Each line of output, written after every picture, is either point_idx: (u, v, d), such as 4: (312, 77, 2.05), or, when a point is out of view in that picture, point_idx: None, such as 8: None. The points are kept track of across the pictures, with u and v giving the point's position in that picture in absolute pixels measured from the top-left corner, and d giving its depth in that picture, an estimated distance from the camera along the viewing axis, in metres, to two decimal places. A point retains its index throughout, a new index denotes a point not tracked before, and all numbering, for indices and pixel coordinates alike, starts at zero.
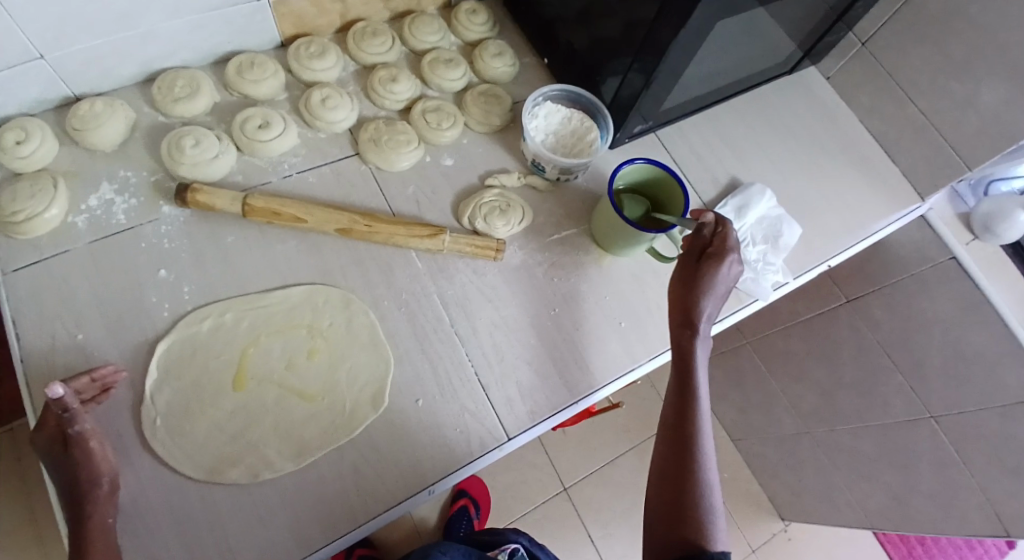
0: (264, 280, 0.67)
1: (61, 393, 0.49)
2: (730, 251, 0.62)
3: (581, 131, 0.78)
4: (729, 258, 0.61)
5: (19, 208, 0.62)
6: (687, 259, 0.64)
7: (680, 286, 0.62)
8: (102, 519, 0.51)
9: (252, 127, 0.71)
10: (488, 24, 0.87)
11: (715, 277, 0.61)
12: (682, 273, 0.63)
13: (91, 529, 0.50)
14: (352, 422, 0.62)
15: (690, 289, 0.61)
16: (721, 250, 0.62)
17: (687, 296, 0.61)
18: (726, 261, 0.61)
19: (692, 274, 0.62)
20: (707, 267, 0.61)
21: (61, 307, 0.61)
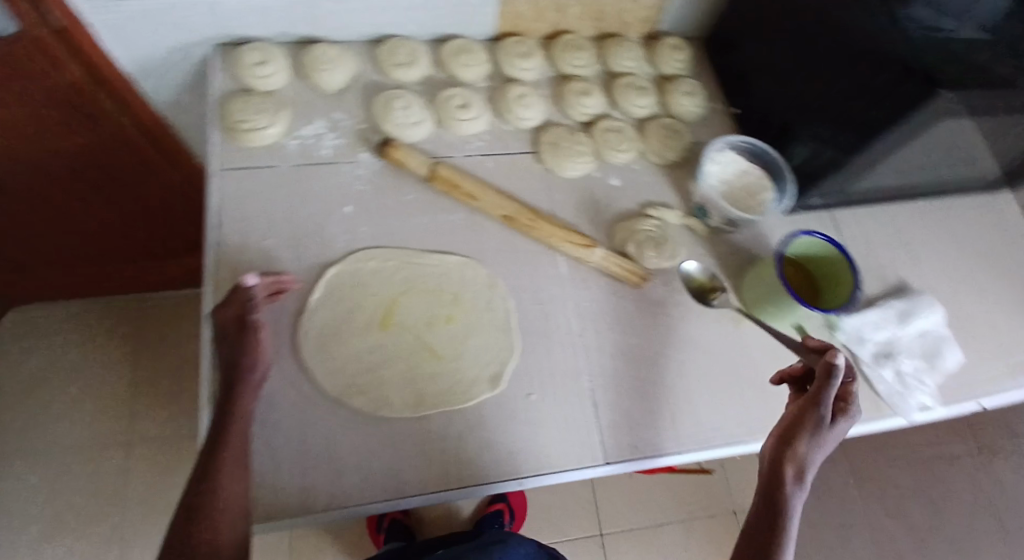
0: (426, 241, 0.72)
1: (252, 280, 0.60)
2: (857, 411, 0.55)
3: (755, 188, 0.77)
4: (854, 415, 0.55)
5: (247, 119, 0.71)
6: (812, 405, 0.53)
7: (804, 435, 0.52)
8: (248, 402, 0.56)
9: (452, 105, 0.77)
10: (686, 64, 0.89)
11: (840, 434, 0.54)
12: (808, 418, 0.52)
13: (240, 408, 0.55)
14: (467, 392, 0.65)
15: (819, 442, 0.52)
16: (850, 405, 0.55)
17: (815, 451, 0.51)
18: (852, 419, 0.54)
19: (819, 420, 0.52)
20: (835, 420, 0.53)
21: (257, 212, 0.69)
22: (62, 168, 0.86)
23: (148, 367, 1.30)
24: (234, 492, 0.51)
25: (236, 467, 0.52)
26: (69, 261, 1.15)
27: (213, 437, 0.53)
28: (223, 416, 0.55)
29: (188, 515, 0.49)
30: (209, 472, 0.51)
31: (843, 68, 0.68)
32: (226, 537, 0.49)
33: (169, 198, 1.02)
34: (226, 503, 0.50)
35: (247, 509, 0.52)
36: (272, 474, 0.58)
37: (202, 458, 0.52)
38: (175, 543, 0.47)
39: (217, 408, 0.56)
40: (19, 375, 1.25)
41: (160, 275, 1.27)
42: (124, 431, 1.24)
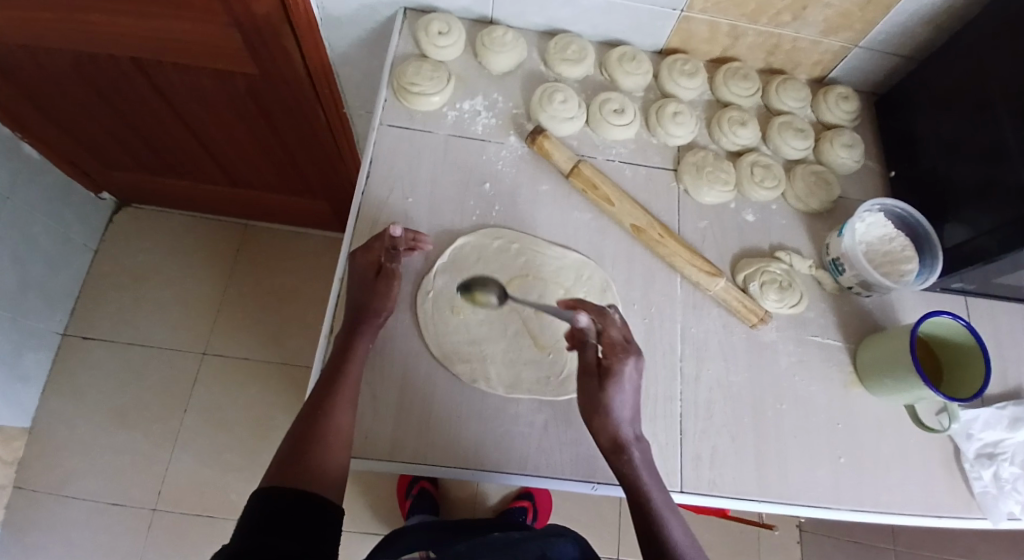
0: (552, 233, 0.74)
1: (399, 232, 0.64)
2: (623, 353, 0.59)
3: (897, 257, 0.74)
4: (625, 354, 0.59)
5: (417, 82, 0.74)
6: (586, 384, 0.59)
7: (586, 407, 0.59)
8: (368, 342, 0.60)
9: (608, 108, 0.78)
10: (852, 115, 0.85)
11: (620, 386, 0.58)
12: (587, 398, 0.59)
13: (359, 346, 0.59)
14: (561, 388, 0.66)
15: (598, 410, 0.58)
16: (609, 357, 0.59)
17: (602, 418, 0.58)
18: (623, 363, 0.59)
19: (593, 384, 0.59)
20: (603, 385, 0.58)
21: (405, 171, 0.73)
22: (228, 92, 0.94)
23: (239, 289, 1.41)
24: (345, 422, 0.55)
25: (349, 400, 0.56)
26: (206, 174, 1.26)
27: (333, 368, 0.58)
28: (345, 351, 0.59)
29: (305, 433, 0.53)
30: (328, 399, 0.55)
31: None
32: (336, 463, 0.53)
33: (306, 144, 1.09)
34: (338, 431, 0.54)
35: (352, 441, 0.56)
36: (371, 415, 0.62)
37: (321, 385, 0.57)
38: (293, 457, 0.51)
39: (340, 343, 0.60)
40: (139, 265, 1.40)
41: (274, 207, 1.36)
42: (205, 340, 1.36)
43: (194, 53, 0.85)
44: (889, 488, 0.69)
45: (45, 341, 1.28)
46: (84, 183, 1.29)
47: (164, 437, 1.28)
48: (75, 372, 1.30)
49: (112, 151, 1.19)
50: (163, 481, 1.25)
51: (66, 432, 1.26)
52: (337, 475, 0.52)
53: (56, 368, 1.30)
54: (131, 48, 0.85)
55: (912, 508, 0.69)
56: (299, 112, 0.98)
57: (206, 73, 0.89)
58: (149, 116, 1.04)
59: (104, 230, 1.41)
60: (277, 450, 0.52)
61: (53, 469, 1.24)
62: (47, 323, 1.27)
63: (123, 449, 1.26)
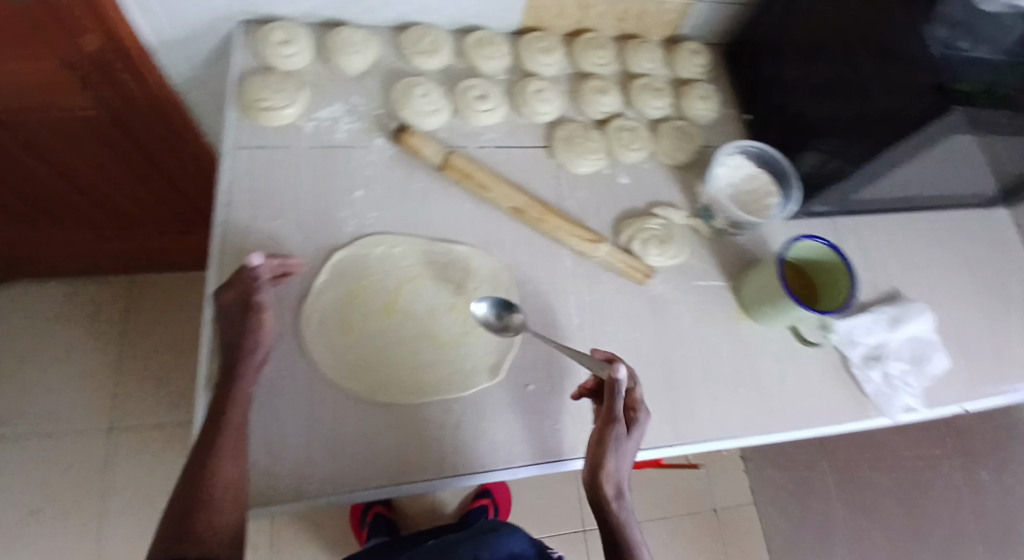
0: (435, 229, 0.73)
1: (259, 260, 0.60)
2: (644, 411, 0.60)
3: (759, 194, 0.79)
4: (645, 414, 0.61)
5: (266, 98, 0.72)
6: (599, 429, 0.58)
7: (587, 469, 0.57)
8: (248, 384, 0.57)
9: (471, 95, 0.78)
10: (704, 68, 0.90)
11: (634, 439, 0.59)
12: (598, 443, 0.57)
13: (238, 390, 0.56)
14: (467, 382, 0.66)
15: (612, 458, 0.56)
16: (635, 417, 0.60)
17: (612, 465, 0.56)
18: (641, 424, 0.60)
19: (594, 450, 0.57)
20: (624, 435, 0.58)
21: (270, 191, 0.70)
22: (69, 140, 0.86)
23: (139, 349, 1.31)
24: (233, 471, 0.52)
25: (235, 448, 0.53)
26: (74, 235, 1.15)
27: (214, 416, 0.55)
28: (223, 398, 0.56)
29: (187, 492, 0.49)
30: (210, 452, 0.52)
31: (859, 82, 0.69)
32: (228, 516, 0.49)
33: (175, 178, 1.03)
34: (226, 481, 0.51)
35: (244, 488, 0.53)
36: (269, 455, 0.59)
37: (203, 436, 0.53)
38: (176, 520, 0.46)
39: (217, 391, 0.57)
40: (20, 346, 1.27)
41: (158, 254, 1.27)
42: (110, 412, 1.26)
43: (16, 104, 0.77)
44: (789, 408, 0.74)
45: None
46: None
47: (87, 520, 1.18)
48: None
49: None
50: None
51: None
52: (235, 524, 0.49)
53: None
54: None
55: (812, 420, 0.75)
56: (155, 144, 0.92)
57: (38, 123, 0.81)
58: None
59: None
60: (161, 514, 0.47)
61: None
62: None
63: (44, 546, 1.15)
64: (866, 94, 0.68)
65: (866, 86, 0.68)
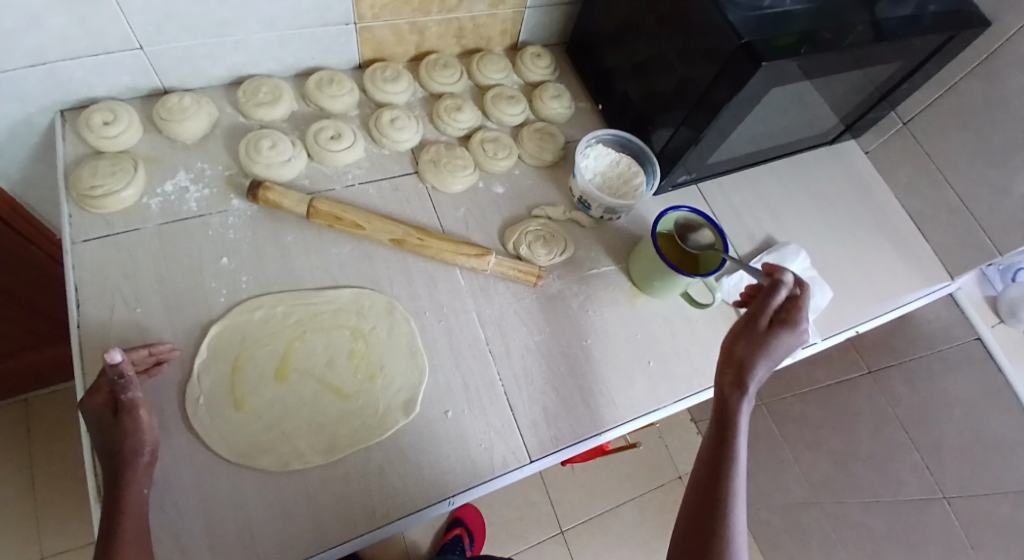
0: (316, 279, 0.70)
1: (118, 355, 0.53)
2: (801, 322, 0.62)
3: (626, 175, 0.82)
4: (800, 328, 0.62)
5: (98, 183, 0.67)
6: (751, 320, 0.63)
7: (727, 351, 0.63)
8: (139, 489, 0.53)
9: (324, 137, 0.76)
10: (549, 69, 0.92)
11: (786, 342, 0.61)
12: (746, 326, 0.63)
13: (129, 497, 0.52)
14: (383, 425, 0.64)
15: (760, 349, 0.61)
16: (793, 322, 0.62)
17: (754, 354, 0.61)
18: (796, 332, 0.61)
19: (754, 346, 0.62)
20: (777, 333, 0.61)
21: (124, 280, 0.64)
22: None
23: (49, 470, 1.14)
24: None
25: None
26: None
27: (105, 533, 0.50)
28: (112, 510, 0.51)
29: None
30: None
31: (686, 55, 0.74)
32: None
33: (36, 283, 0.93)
34: None
35: None
36: (180, 557, 0.54)
37: (95, 558, 0.49)
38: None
39: (107, 503, 0.52)
40: None
41: (36, 375, 1.14)
42: (32, 548, 1.08)
43: None
44: (700, 370, 0.77)
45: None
46: None
47: None
48: None
49: None
50: None
51: None
52: None
53: None
54: None
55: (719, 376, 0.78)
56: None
57: None
58: None
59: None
60: None
61: None
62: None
63: None
64: (693, 66, 0.73)
65: (692, 58, 0.72)
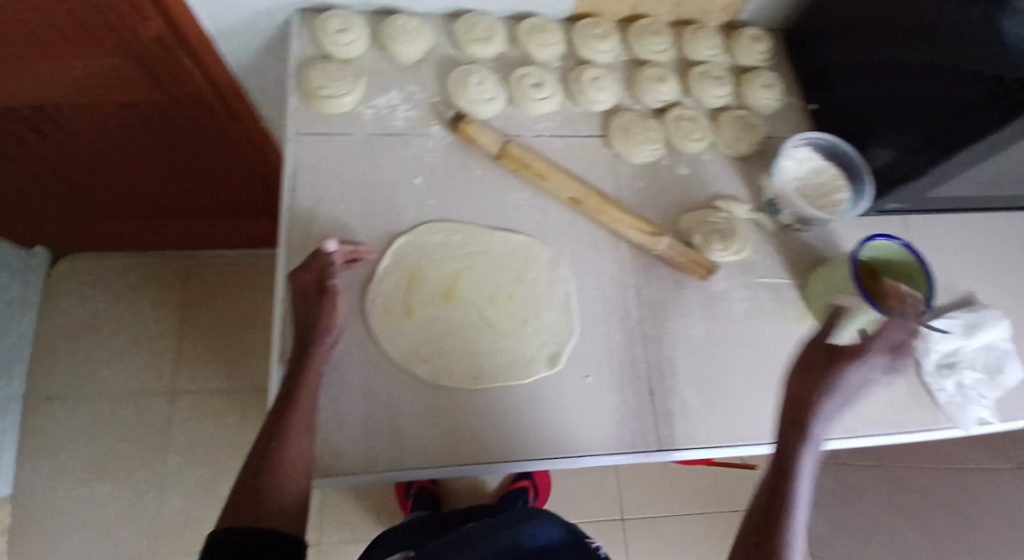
0: (492, 218, 0.72)
1: (333, 248, 0.63)
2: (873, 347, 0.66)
3: (828, 188, 0.76)
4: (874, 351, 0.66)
5: (325, 86, 0.72)
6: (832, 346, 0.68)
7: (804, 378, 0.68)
8: (321, 364, 0.59)
9: (527, 83, 0.76)
10: (767, 55, 0.86)
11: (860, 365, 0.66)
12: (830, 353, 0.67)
13: (313, 369, 0.58)
14: (526, 370, 0.66)
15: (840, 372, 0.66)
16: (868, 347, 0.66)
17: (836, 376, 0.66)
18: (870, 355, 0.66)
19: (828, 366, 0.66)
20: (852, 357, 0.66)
21: (331, 178, 0.70)
22: (133, 121, 0.90)
23: (198, 320, 1.32)
24: (300, 452, 0.54)
25: (304, 428, 0.55)
26: (134, 213, 1.19)
27: (287, 393, 0.57)
28: (296, 375, 0.58)
29: (258, 467, 0.53)
30: (283, 424, 0.55)
31: (936, 75, 0.64)
32: (295, 492, 0.53)
33: (229, 158, 1.05)
34: (294, 461, 0.54)
35: (311, 467, 0.56)
36: (337, 431, 0.60)
37: (275, 412, 0.56)
38: (250, 490, 0.51)
39: (291, 367, 0.59)
40: (82, 315, 1.29)
41: (208, 235, 1.31)
42: (168, 379, 1.27)
43: (88, 87, 0.80)
44: (852, 410, 0.72)
45: (8, 406, 1.18)
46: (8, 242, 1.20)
47: (146, 484, 1.19)
48: (25, 440, 1.19)
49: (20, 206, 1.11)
50: (153, 527, 1.17)
51: (30, 505, 1.15)
52: (295, 504, 0.53)
53: (21, 422, 1.20)
54: (17, 92, 0.79)
55: (876, 425, 0.73)
56: (211, 126, 0.95)
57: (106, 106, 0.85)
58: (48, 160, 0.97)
59: (43, 286, 1.30)
60: (235, 482, 0.52)
61: (18, 547, 1.13)
62: (5, 389, 1.17)
63: (103, 506, 1.17)
64: (943, 88, 0.64)
65: (943, 80, 0.63)
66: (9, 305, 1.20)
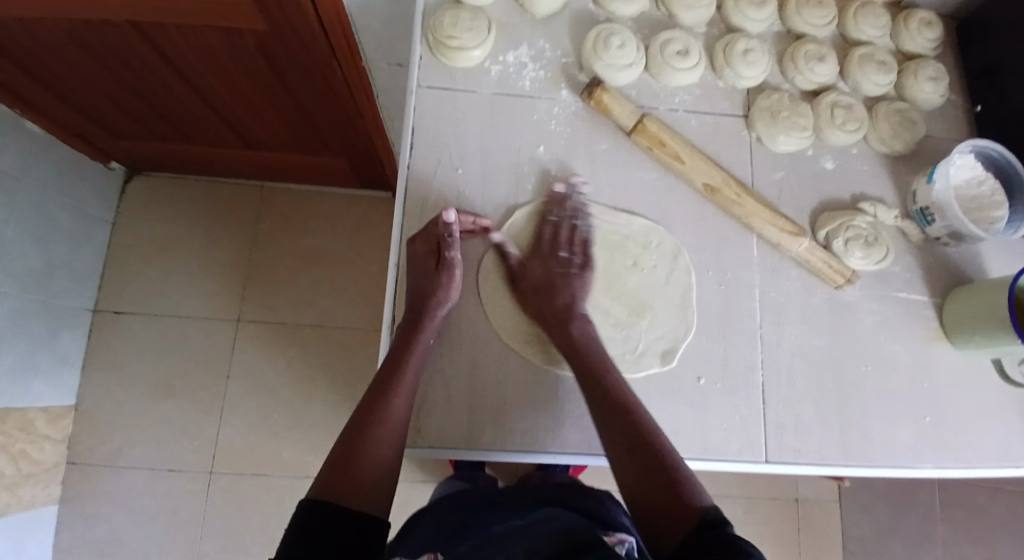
0: (614, 198, 0.68)
1: (452, 219, 0.60)
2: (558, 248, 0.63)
3: (986, 202, 0.69)
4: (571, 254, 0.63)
5: (456, 35, 0.67)
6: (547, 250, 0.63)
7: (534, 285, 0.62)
8: (428, 337, 0.58)
9: (670, 50, 0.69)
10: (934, 44, 0.76)
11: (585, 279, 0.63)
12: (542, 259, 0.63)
13: (419, 341, 0.57)
14: (638, 364, 0.63)
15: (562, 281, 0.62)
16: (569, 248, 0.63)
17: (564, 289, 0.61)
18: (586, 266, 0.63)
19: (546, 274, 0.62)
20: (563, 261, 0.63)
21: (453, 138, 0.67)
22: (232, 49, 0.84)
23: (266, 249, 1.31)
24: (396, 422, 0.53)
25: (402, 400, 0.54)
26: (218, 139, 1.16)
27: (392, 363, 0.56)
28: (405, 345, 0.57)
29: (355, 433, 0.51)
30: (384, 392, 0.54)
31: None
32: (386, 461, 0.51)
33: (323, 103, 0.99)
34: (389, 430, 0.52)
35: (402, 439, 0.53)
36: (443, 405, 0.59)
37: (378, 379, 0.55)
38: (343, 455, 0.49)
39: (401, 335, 0.58)
40: (158, 236, 1.30)
41: (283, 168, 1.27)
42: (237, 307, 1.28)
43: (194, 9, 0.75)
44: (974, 446, 0.67)
45: (78, 317, 1.21)
46: (90, 155, 1.19)
47: (210, 405, 1.23)
48: (102, 348, 1.24)
49: (109, 120, 1.09)
50: (215, 446, 1.21)
51: (104, 409, 1.21)
52: (388, 476, 0.50)
53: (90, 331, 1.24)
54: (123, 6, 0.75)
55: (995, 462, 0.67)
56: (312, 69, 0.89)
57: (209, 31, 0.79)
58: (142, 78, 0.93)
59: (118, 203, 1.31)
60: (333, 445, 0.51)
61: (92, 447, 1.19)
62: (78, 300, 1.20)
63: (168, 422, 1.21)
64: None
65: None
66: (90, 217, 1.21)
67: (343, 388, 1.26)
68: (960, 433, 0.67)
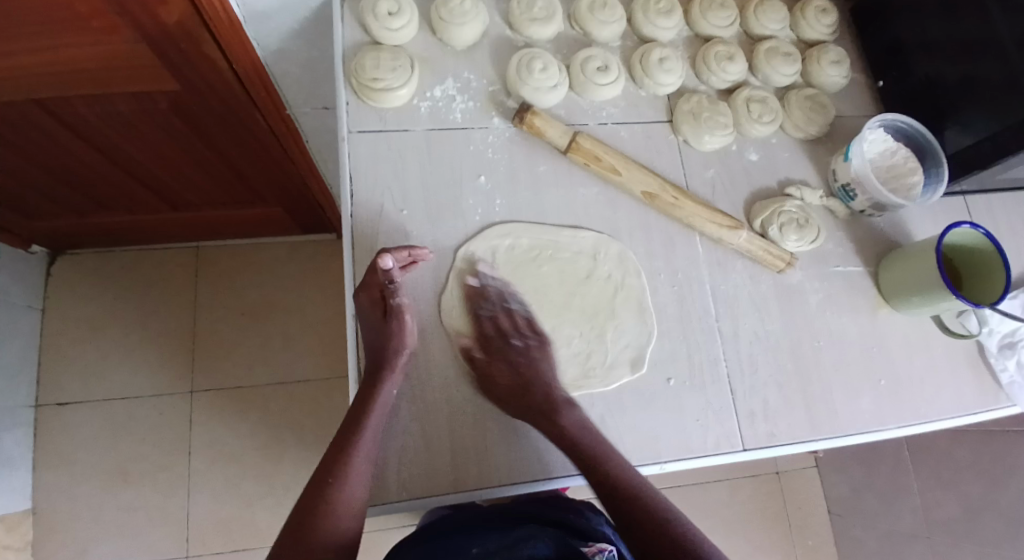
0: (560, 216, 0.69)
1: (390, 264, 0.58)
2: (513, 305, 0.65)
3: (902, 171, 0.73)
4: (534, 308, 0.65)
5: (380, 78, 0.66)
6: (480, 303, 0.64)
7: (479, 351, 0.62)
8: (392, 388, 0.57)
9: (592, 67, 0.72)
10: (832, 30, 0.81)
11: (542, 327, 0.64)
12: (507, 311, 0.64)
13: (382, 394, 0.56)
14: (608, 378, 0.64)
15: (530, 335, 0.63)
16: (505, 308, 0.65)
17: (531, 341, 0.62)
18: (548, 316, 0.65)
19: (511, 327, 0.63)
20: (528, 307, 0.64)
21: (392, 179, 0.67)
22: (147, 113, 0.81)
23: (213, 311, 1.27)
24: (359, 482, 0.52)
25: (364, 460, 0.53)
26: (143, 204, 1.11)
27: (352, 421, 0.55)
28: (365, 401, 0.56)
29: (314, 499, 0.51)
30: (345, 451, 0.53)
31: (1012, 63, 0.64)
32: (345, 521, 0.50)
33: (250, 153, 0.96)
34: (351, 491, 0.51)
35: (366, 498, 0.53)
36: (420, 452, 0.58)
37: (337, 440, 0.54)
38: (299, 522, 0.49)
39: (362, 391, 0.57)
40: (93, 316, 1.23)
41: (216, 225, 1.22)
42: (188, 377, 1.22)
43: (97, 80, 0.72)
44: (927, 399, 0.71)
45: (19, 417, 1.13)
46: (7, 243, 1.12)
47: (175, 482, 1.16)
48: (47, 442, 1.16)
49: (22, 201, 1.03)
50: (188, 524, 1.15)
51: (60, 508, 1.13)
52: (347, 540, 0.50)
53: (37, 429, 1.16)
54: (18, 86, 0.71)
55: (945, 411, 0.71)
56: (234, 122, 0.86)
57: (118, 99, 0.76)
58: (51, 155, 0.89)
59: (43, 287, 1.23)
60: (291, 513, 0.51)
61: (53, 550, 1.11)
62: (14, 398, 1.11)
63: (132, 509, 1.14)
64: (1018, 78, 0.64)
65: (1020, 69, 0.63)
66: (13, 307, 1.13)
67: (315, 440, 1.22)
68: (914, 391, 0.71)
